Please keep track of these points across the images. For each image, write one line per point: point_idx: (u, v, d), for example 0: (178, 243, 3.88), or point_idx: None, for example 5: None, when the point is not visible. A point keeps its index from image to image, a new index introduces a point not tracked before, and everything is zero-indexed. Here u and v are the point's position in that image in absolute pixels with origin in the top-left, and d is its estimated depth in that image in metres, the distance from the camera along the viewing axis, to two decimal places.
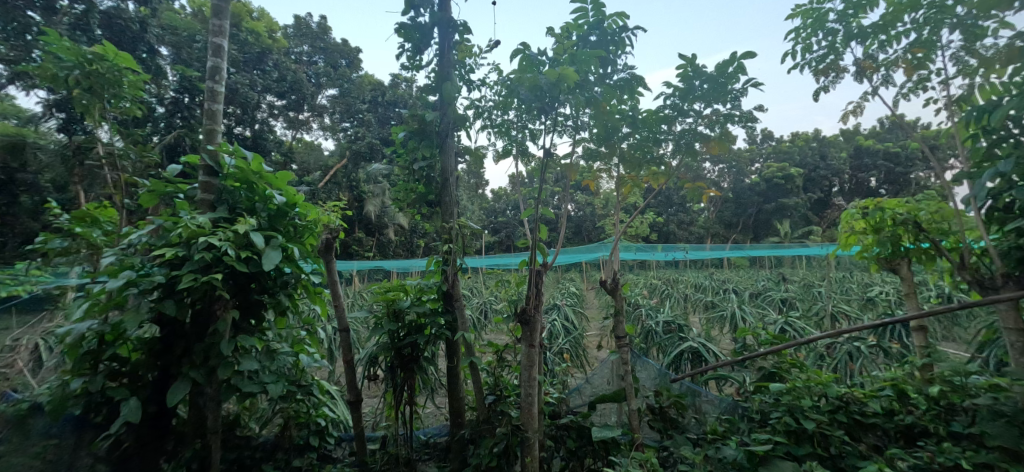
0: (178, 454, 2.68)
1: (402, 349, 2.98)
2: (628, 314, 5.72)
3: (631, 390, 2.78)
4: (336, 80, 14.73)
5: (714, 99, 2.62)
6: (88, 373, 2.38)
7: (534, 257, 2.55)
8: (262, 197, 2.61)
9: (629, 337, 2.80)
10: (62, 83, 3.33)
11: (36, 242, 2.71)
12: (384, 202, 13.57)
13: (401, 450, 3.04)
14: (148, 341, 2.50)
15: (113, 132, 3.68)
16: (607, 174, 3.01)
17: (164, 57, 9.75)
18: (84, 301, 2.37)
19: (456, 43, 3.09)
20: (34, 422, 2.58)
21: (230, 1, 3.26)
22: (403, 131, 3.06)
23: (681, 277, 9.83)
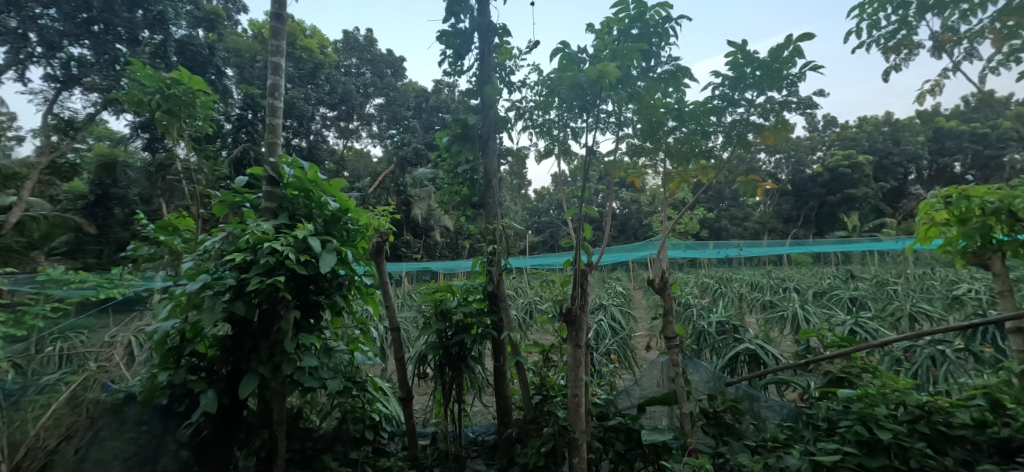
0: (250, 442, 2.88)
1: (450, 349, 3.03)
2: (679, 315, 5.54)
3: (682, 393, 2.69)
4: (382, 89, 15.16)
5: (769, 87, 2.49)
6: (172, 367, 2.58)
7: (579, 257, 2.50)
8: (318, 204, 2.71)
9: (679, 338, 2.71)
10: (147, 107, 3.62)
11: (128, 250, 2.98)
12: (431, 205, 13.76)
13: (450, 446, 3.10)
14: (222, 338, 2.67)
15: (189, 148, 3.91)
16: (653, 170, 2.92)
17: (227, 76, 10.49)
18: (168, 301, 2.54)
19: (496, 46, 3.10)
20: (128, 410, 2.74)
21: (287, 20, 3.40)
22: (447, 136, 3.13)
23: (737, 276, 9.43)
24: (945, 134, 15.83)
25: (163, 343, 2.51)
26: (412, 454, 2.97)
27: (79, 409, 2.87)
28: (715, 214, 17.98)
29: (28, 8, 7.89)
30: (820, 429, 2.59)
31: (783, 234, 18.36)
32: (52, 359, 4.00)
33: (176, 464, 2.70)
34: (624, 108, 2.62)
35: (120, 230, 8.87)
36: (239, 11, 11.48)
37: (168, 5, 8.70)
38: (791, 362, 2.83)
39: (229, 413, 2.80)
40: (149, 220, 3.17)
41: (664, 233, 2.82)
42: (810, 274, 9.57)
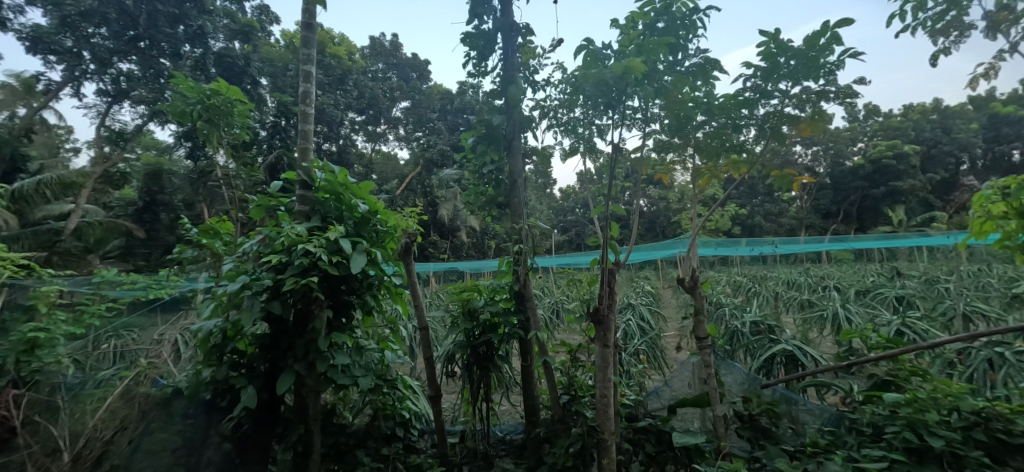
0: (287, 436, 2.92)
1: (478, 348, 3.05)
2: (710, 315, 5.41)
3: (715, 395, 2.62)
4: (408, 92, 15.37)
5: (804, 77, 2.41)
6: (215, 363, 2.70)
7: (606, 255, 2.46)
8: (348, 206, 2.76)
9: (711, 338, 2.64)
10: (189, 117, 3.78)
11: (174, 253, 3.16)
12: (457, 206, 13.97)
13: (479, 444, 3.11)
14: (261, 336, 2.74)
15: (228, 156, 4.06)
16: (682, 166, 2.86)
17: (261, 85, 10.90)
18: (211, 301, 2.64)
19: (520, 46, 3.10)
20: (175, 404, 2.89)
21: (316, 29, 3.47)
22: (472, 137, 3.15)
23: (772, 274, 9.15)
24: (1000, 120, 15.08)
25: (206, 340, 2.61)
26: (441, 451, 3.01)
27: (132, 402, 3.05)
28: (748, 211, 17.51)
29: (83, 29, 9.23)
30: (865, 434, 2.49)
31: (819, 230, 17.75)
32: (108, 356, 4.04)
33: (220, 455, 2.83)
34: (651, 104, 2.58)
35: (167, 234, 10.22)
36: (272, 22, 11.84)
37: (206, 21, 9.60)
38: (832, 363, 2.72)
39: (268, 408, 2.86)
40: (192, 224, 3.30)
41: (695, 231, 2.75)
42: (853, 273, 9.18)
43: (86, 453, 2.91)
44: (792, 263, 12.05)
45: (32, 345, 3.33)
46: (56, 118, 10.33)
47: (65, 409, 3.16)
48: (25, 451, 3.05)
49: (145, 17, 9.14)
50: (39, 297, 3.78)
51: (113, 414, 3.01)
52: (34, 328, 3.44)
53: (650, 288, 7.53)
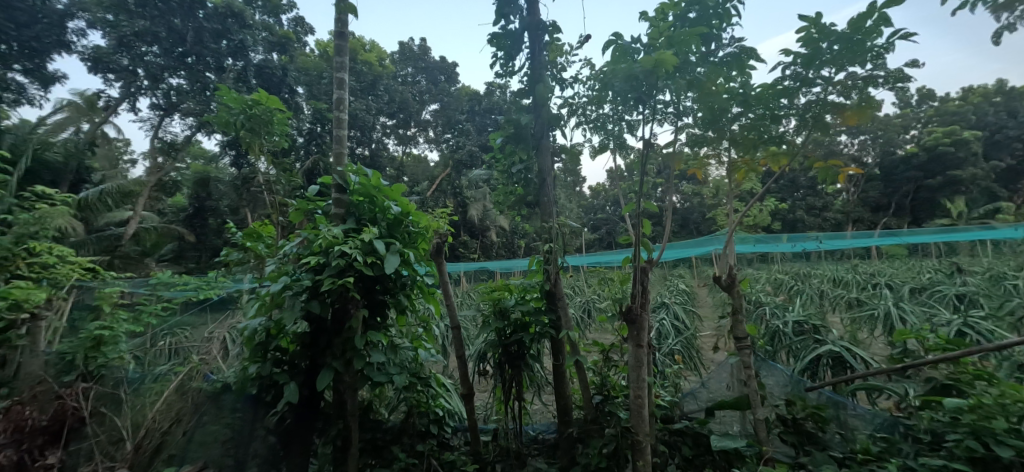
0: (327, 431, 3.01)
1: (509, 347, 3.04)
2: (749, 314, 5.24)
3: (756, 397, 2.53)
4: (437, 95, 15.55)
5: (848, 63, 2.31)
6: (260, 360, 2.78)
7: (638, 253, 2.40)
8: (382, 209, 2.80)
9: (751, 338, 2.55)
10: (233, 127, 3.94)
11: (221, 256, 3.27)
12: (486, 206, 14.01)
13: (512, 443, 3.09)
14: (301, 334, 2.82)
15: (269, 163, 4.21)
16: (716, 160, 2.77)
17: (298, 93, 11.34)
18: (255, 301, 2.73)
19: (547, 44, 3.08)
20: (225, 398, 3.00)
21: (349, 36, 3.53)
22: (500, 137, 3.14)
23: (816, 271, 8.79)
24: None
25: (252, 338, 2.70)
26: (473, 449, 3.01)
27: (186, 395, 3.31)
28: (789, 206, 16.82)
29: (137, 47, 9.73)
30: (923, 442, 2.36)
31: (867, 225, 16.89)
32: (164, 353, 4.34)
33: (266, 448, 2.92)
34: (683, 97, 2.51)
35: (216, 238, 10.77)
36: (307, 33, 12.15)
37: (247, 34, 10.17)
38: (885, 365, 2.59)
39: (309, 403, 2.94)
40: (237, 228, 3.40)
41: (732, 226, 2.67)
42: (907, 269, 8.70)
43: (145, 443, 3.19)
44: (839, 259, 11.52)
45: (99, 341, 3.63)
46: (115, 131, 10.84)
47: (127, 401, 3.47)
48: (94, 439, 3.35)
49: (191, 34, 9.76)
50: (104, 298, 4.08)
51: (169, 406, 3.30)
52: (99, 327, 3.75)
53: (685, 286, 7.35)
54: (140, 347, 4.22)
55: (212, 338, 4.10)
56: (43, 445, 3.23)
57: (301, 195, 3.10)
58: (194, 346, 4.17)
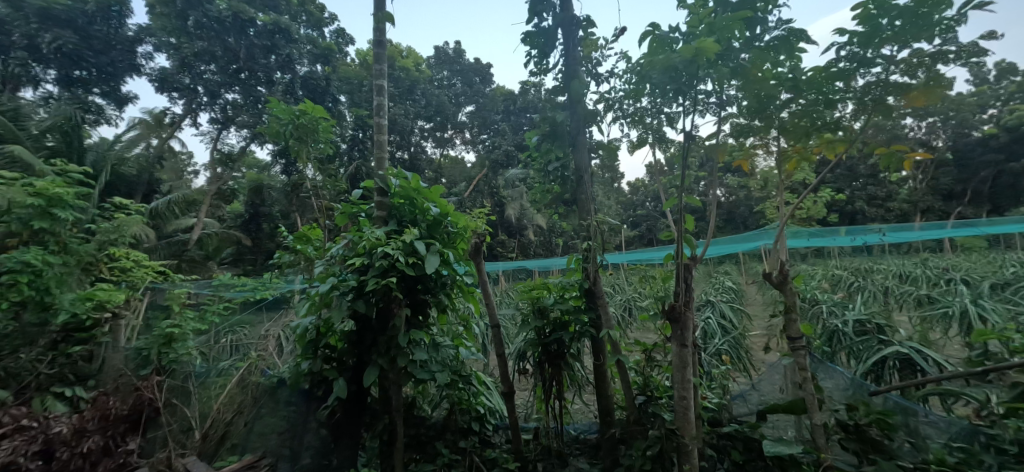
0: (374, 425, 3.07)
1: (549, 346, 3.01)
2: (803, 312, 4.86)
3: (814, 401, 2.40)
4: (473, 97, 15.66)
5: (913, 38, 2.15)
6: (311, 356, 2.89)
7: (681, 250, 2.33)
8: (421, 211, 2.83)
9: (806, 338, 2.41)
10: (282, 136, 4.13)
11: (274, 258, 3.41)
12: (523, 205, 13.72)
13: (552, 442, 3.06)
14: (349, 333, 2.91)
15: (315, 170, 4.38)
16: (764, 150, 2.63)
17: (340, 102, 11.75)
18: (305, 300, 2.83)
19: (581, 39, 3.04)
20: (281, 393, 3.19)
21: (387, 44, 3.61)
22: (536, 135, 3.13)
23: (878, 265, 8.23)
24: None
25: (303, 336, 2.81)
26: (515, 447, 3.00)
27: (246, 388, 3.54)
28: (846, 196, 15.26)
29: (197, 67, 10.44)
30: (1008, 453, 2.16)
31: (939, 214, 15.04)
32: (226, 349, 4.48)
33: (318, 440, 3.04)
34: (726, 86, 2.42)
35: (269, 241, 11.27)
36: (348, 43, 12.52)
37: (293, 48, 10.70)
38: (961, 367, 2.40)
39: (357, 399, 3.02)
40: (288, 232, 3.55)
41: (782, 219, 2.54)
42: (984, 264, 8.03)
43: (211, 432, 3.46)
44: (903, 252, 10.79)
45: (169, 338, 3.93)
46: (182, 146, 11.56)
47: (196, 394, 3.78)
48: (167, 428, 3.65)
49: (244, 51, 10.41)
50: (173, 298, 4.35)
51: (231, 398, 3.55)
52: (170, 325, 4.05)
53: (733, 284, 7.07)
54: (205, 343, 4.46)
55: (266, 336, 4.27)
56: (125, 431, 3.58)
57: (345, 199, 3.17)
58: (252, 342, 4.33)
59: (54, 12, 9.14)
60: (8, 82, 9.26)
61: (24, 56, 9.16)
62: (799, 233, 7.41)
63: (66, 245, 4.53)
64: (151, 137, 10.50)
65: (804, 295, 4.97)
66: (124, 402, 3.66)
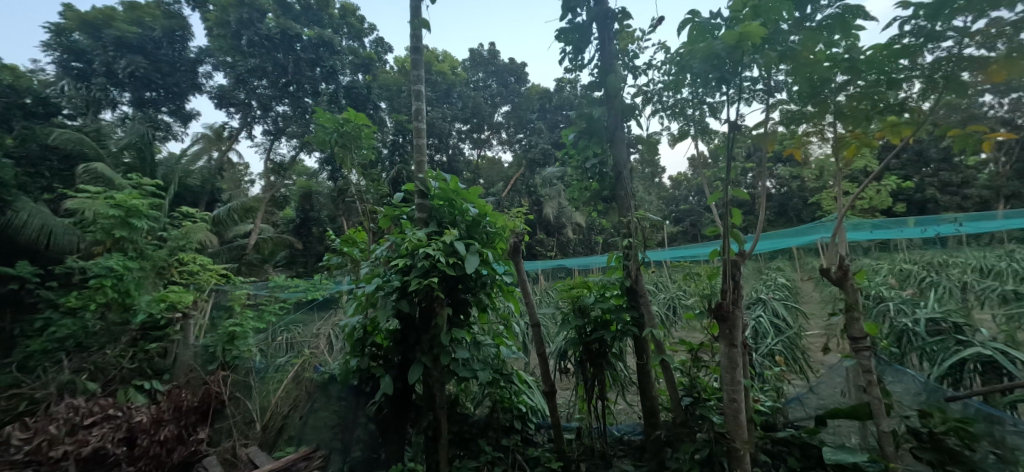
0: (420, 422, 3.12)
1: (590, 345, 2.96)
2: (868, 312, 4.22)
3: (880, 405, 2.24)
4: (508, 97, 15.71)
5: (990, 6, 1.97)
6: (359, 354, 2.97)
7: (728, 245, 2.23)
8: (460, 212, 2.86)
9: (871, 338, 2.26)
10: (329, 144, 4.30)
11: (323, 261, 3.49)
12: (562, 203, 13.45)
13: (595, 442, 3.00)
14: (393, 332, 2.96)
15: (359, 175, 4.51)
16: (819, 137, 2.48)
17: (381, 109, 12.00)
18: (352, 300, 2.90)
19: (616, 32, 2.98)
20: (332, 388, 3.31)
21: (423, 50, 3.65)
22: (572, 132, 3.09)
23: (954, 258, 7.53)
24: None
25: (351, 335, 2.88)
26: (558, 446, 2.97)
27: (300, 383, 3.78)
28: (914, 183, 12.36)
29: (251, 83, 10.95)
30: None
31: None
32: (283, 347, 4.74)
33: (367, 434, 3.14)
34: (774, 71, 2.31)
35: (318, 244, 11.67)
36: (387, 51, 12.83)
37: (336, 60, 11.10)
38: None
39: (403, 396, 3.08)
40: (336, 235, 3.62)
41: (841, 210, 2.38)
42: None
43: (270, 424, 3.67)
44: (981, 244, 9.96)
45: (232, 336, 4.19)
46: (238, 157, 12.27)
47: (256, 387, 4.08)
48: (233, 419, 3.92)
49: (292, 65, 10.89)
50: (235, 299, 4.70)
51: (288, 393, 3.76)
52: (232, 324, 4.29)
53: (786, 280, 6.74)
54: (263, 342, 4.67)
55: (319, 334, 4.44)
56: (195, 422, 3.74)
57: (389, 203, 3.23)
58: (305, 340, 4.56)
59: (127, 40, 10.54)
60: (91, 106, 10.51)
61: (103, 81, 10.42)
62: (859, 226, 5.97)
63: (142, 252, 5.29)
64: (212, 151, 11.10)
65: (866, 291, 4.31)
66: (195, 395, 3.84)
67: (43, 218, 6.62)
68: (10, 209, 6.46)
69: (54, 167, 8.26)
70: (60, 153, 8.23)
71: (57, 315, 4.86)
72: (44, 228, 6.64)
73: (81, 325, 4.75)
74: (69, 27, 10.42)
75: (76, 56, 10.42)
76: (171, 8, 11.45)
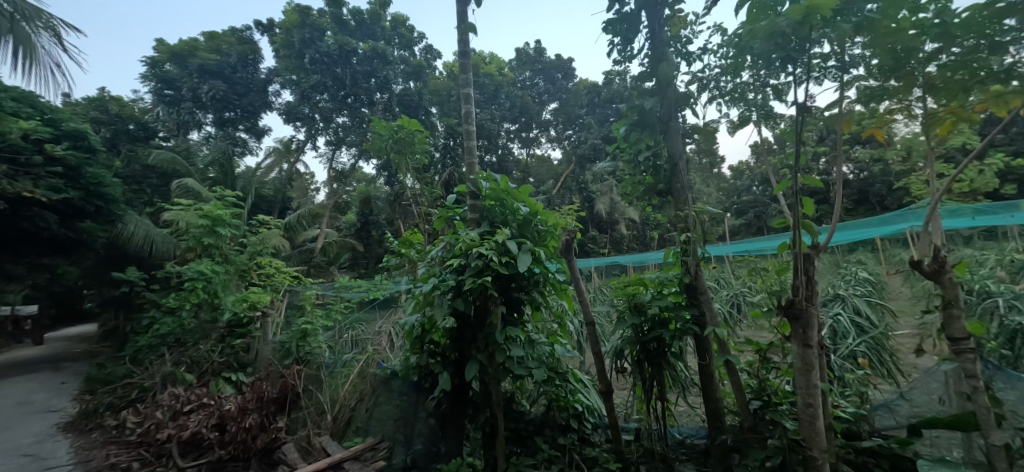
0: (477, 418, 3.15)
1: (648, 344, 2.85)
2: (967, 308, 3.77)
3: (987, 415, 2.02)
4: (556, 94, 15.63)
5: None
6: (418, 351, 3.05)
7: (798, 237, 2.08)
8: (512, 211, 2.85)
9: (975, 339, 2.03)
10: (384, 151, 4.44)
11: (382, 262, 3.60)
12: (613, 199, 13.20)
13: (655, 445, 2.87)
14: (450, 330, 2.99)
15: (414, 179, 4.62)
16: (906, 114, 2.23)
17: (432, 114, 12.24)
18: (410, 299, 2.95)
19: (668, 18, 2.87)
20: (394, 383, 3.44)
21: (471, 54, 3.66)
22: (624, 126, 2.99)
23: None
24: None
25: (411, 333, 2.95)
26: (616, 447, 2.89)
27: (365, 378, 3.87)
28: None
29: (313, 98, 11.63)
30: None
31: None
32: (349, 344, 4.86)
33: (427, 428, 3.20)
34: (848, 45, 2.13)
35: (377, 246, 12.03)
36: (436, 57, 13.08)
37: (389, 70, 11.51)
38: None
39: (460, 392, 3.10)
40: (394, 237, 3.72)
41: (934, 194, 2.15)
42: None
43: (340, 415, 3.83)
44: None
45: (304, 333, 4.50)
46: (303, 166, 12.93)
47: (326, 381, 4.20)
48: (308, 410, 4.11)
49: (350, 78, 11.41)
50: (305, 299, 5.00)
51: (355, 387, 3.90)
52: (304, 321, 4.60)
53: (871, 273, 6.20)
54: (333, 338, 4.87)
55: (380, 332, 4.50)
56: (275, 411, 4.07)
57: (442, 204, 3.27)
58: (368, 337, 4.63)
59: (209, 67, 11.69)
60: (181, 128, 12.02)
61: (190, 105, 11.69)
62: (958, 208, 4.40)
63: (227, 257, 5.88)
64: (282, 163, 11.59)
65: (967, 286, 3.85)
66: (274, 387, 4.17)
67: (146, 229, 8.27)
68: (120, 223, 8.04)
69: (153, 185, 10.02)
70: (157, 172, 9.97)
71: (159, 316, 5.74)
72: (148, 237, 8.28)
73: (178, 324, 5.43)
74: (162, 59, 11.77)
75: (167, 84, 11.78)
76: (243, 34, 12.35)
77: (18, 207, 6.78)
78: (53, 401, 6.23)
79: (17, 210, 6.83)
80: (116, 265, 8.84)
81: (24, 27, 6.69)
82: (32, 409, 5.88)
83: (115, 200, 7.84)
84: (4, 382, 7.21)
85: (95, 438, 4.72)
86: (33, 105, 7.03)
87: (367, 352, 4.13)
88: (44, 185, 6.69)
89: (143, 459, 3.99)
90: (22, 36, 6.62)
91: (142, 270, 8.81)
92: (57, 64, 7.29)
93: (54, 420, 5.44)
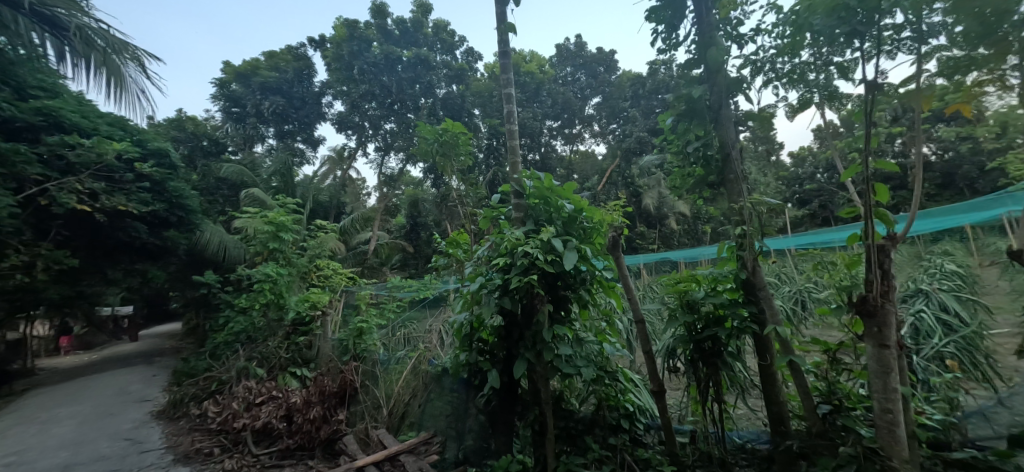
0: (527, 416, 3.12)
1: (702, 343, 2.74)
2: None
3: None
4: (599, 88, 15.40)
5: None
6: (467, 349, 3.05)
7: (869, 228, 1.93)
8: (557, 209, 2.81)
9: None
10: (431, 153, 4.52)
11: (432, 262, 3.65)
12: (662, 193, 12.83)
13: (713, 449, 2.75)
14: (499, 328, 2.98)
15: (459, 180, 4.65)
16: (997, 87, 2.02)
17: (475, 116, 12.34)
18: (459, 298, 2.96)
19: (715, 1, 2.74)
20: (445, 380, 3.50)
21: (513, 54, 3.64)
22: (671, 117, 2.89)
23: None
24: None
25: (460, 331, 2.97)
26: (670, 449, 2.79)
27: (418, 375, 3.90)
28: None
29: (363, 106, 12.01)
30: None
31: None
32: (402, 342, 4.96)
33: (478, 425, 3.23)
34: (926, 13, 1.95)
35: (426, 246, 12.22)
36: (478, 59, 13.17)
37: (433, 75, 11.74)
38: None
39: (509, 391, 3.09)
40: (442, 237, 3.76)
41: None
42: None
43: (395, 409, 3.89)
44: None
45: (360, 331, 4.67)
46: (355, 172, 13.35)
47: (381, 376, 4.31)
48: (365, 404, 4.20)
49: (395, 85, 11.68)
50: (360, 299, 5.15)
51: (409, 383, 3.94)
52: (360, 320, 4.76)
53: (959, 264, 5.66)
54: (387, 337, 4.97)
55: (431, 330, 4.56)
56: (335, 405, 4.23)
57: (486, 204, 3.27)
58: (420, 336, 4.70)
59: (269, 84, 12.34)
60: (247, 142, 12.81)
61: (254, 121, 12.44)
62: None
63: (289, 260, 6.18)
64: (337, 170, 11.76)
65: None
66: (334, 381, 4.30)
67: (220, 236, 9.12)
68: (199, 231, 8.81)
69: (225, 195, 10.75)
70: (228, 183, 10.67)
71: (234, 316, 6.14)
72: (221, 243, 9.14)
73: (249, 323, 5.83)
74: (228, 79, 12.59)
75: (234, 102, 12.57)
76: (299, 51, 12.87)
77: (115, 220, 7.24)
78: (147, 391, 6.74)
79: (114, 223, 7.30)
80: (196, 269, 9.71)
81: (115, 59, 7.03)
82: (129, 398, 6.41)
83: (194, 211, 8.45)
84: (105, 374, 7.93)
85: (182, 425, 5.07)
86: (123, 128, 7.64)
87: (418, 351, 4.16)
88: (135, 199, 7.23)
89: (222, 446, 4.29)
90: (113, 68, 7.00)
91: (216, 271, 9.76)
92: (143, 90, 7.64)
93: (148, 408, 5.93)
